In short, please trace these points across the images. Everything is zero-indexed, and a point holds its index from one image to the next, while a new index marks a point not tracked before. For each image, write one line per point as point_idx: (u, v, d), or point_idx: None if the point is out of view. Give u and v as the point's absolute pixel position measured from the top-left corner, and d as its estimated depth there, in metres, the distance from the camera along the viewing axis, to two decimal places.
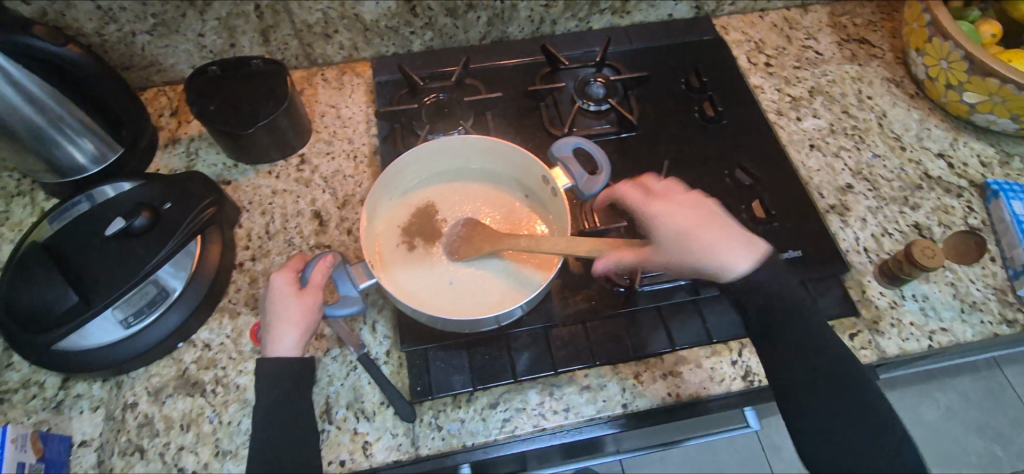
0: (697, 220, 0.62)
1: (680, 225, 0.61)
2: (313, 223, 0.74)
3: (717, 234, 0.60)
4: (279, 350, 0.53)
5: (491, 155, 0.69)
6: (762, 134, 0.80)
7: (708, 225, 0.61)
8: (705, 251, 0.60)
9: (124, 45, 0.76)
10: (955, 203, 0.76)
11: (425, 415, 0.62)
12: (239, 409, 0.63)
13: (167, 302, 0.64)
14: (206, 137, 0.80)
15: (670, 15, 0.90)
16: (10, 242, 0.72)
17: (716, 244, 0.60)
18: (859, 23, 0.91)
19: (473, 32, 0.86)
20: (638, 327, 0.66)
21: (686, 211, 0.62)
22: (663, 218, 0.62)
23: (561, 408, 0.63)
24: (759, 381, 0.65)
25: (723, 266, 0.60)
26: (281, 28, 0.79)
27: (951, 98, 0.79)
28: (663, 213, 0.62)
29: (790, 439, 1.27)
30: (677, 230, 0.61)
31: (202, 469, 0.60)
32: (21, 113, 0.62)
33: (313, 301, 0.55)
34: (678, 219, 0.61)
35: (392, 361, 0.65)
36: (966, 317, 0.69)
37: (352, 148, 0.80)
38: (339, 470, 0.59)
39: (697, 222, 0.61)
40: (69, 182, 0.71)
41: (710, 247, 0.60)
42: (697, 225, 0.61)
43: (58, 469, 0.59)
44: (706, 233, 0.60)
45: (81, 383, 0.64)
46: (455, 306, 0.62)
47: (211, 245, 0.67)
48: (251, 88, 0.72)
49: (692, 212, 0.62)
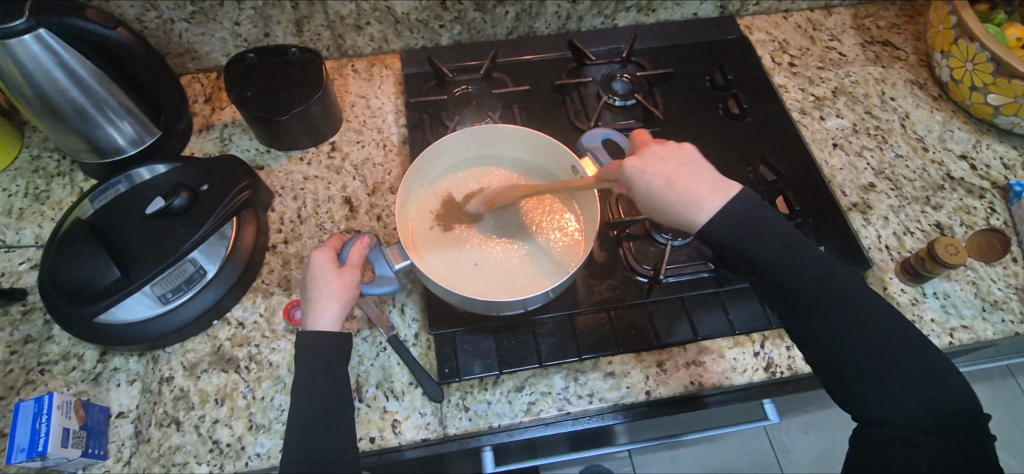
0: (672, 168, 0.56)
1: (653, 174, 0.56)
2: (344, 209, 0.76)
3: (692, 183, 0.55)
4: (318, 325, 0.57)
5: (522, 145, 0.71)
6: (786, 133, 0.81)
7: (692, 173, 0.56)
8: (679, 202, 0.55)
9: (162, 32, 0.78)
10: (978, 204, 0.77)
11: (452, 396, 0.64)
12: (272, 385, 0.65)
13: (203, 281, 0.66)
14: (240, 124, 0.81)
15: (695, 14, 0.91)
16: (50, 220, 0.74)
17: (688, 193, 0.55)
18: (883, 26, 0.92)
19: (501, 26, 0.87)
20: (662, 317, 0.67)
21: (668, 159, 0.57)
22: (646, 168, 0.57)
23: (585, 393, 0.65)
24: (781, 372, 0.67)
25: (703, 218, 0.55)
26: (315, 19, 0.80)
27: (975, 100, 0.80)
28: (645, 162, 0.57)
29: (801, 441, 1.28)
30: (647, 179, 0.56)
31: (237, 441, 0.62)
32: (68, 95, 0.64)
33: (351, 279, 0.59)
34: (647, 168, 0.56)
35: (420, 343, 0.67)
36: (987, 315, 0.70)
37: (382, 137, 0.81)
38: (369, 446, 0.61)
39: (672, 170, 0.56)
40: (108, 163, 0.73)
41: (695, 198, 0.55)
42: (669, 175, 0.56)
43: (98, 437, 0.61)
44: (684, 184, 0.55)
45: (118, 356, 0.66)
46: (485, 288, 0.65)
47: (246, 227, 0.69)
48: (287, 76, 0.74)
49: (679, 158, 0.57)
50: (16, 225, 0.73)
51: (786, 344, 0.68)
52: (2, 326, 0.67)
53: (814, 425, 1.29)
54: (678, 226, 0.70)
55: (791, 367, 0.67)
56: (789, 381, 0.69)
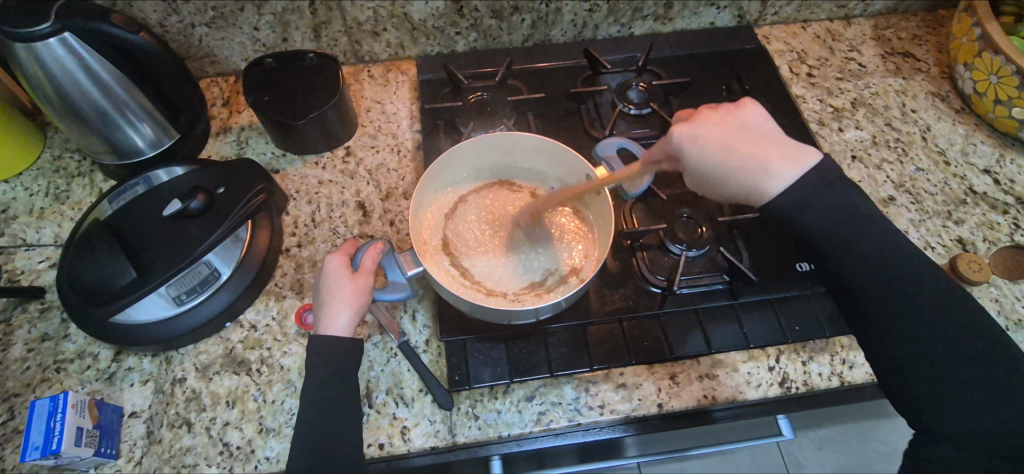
0: (731, 134, 0.58)
1: (711, 139, 0.59)
2: (357, 213, 0.76)
3: (761, 149, 0.57)
4: (331, 330, 0.57)
5: (538, 156, 0.71)
6: (803, 144, 0.80)
7: (755, 140, 0.58)
8: (743, 167, 0.57)
9: (183, 36, 0.79)
10: (1001, 219, 0.75)
11: (462, 404, 0.64)
12: (283, 389, 0.66)
13: (218, 283, 0.66)
14: (256, 127, 0.82)
15: (712, 23, 0.91)
16: (70, 220, 0.75)
17: (755, 159, 0.57)
18: (904, 37, 0.91)
19: (516, 34, 0.87)
20: (676, 328, 0.67)
21: (724, 126, 0.59)
22: (702, 133, 0.59)
23: (596, 404, 0.64)
24: (796, 388, 0.66)
25: (773, 186, 0.57)
26: (333, 25, 0.81)
27: (999, 114, 0.78)
28: (698, 127, 0.59)
29: (814, 457, 1.26)
30: (703, 146, 0.59)
31: (246, 444, 0.63)
32: (90, 96, 0.65)
33: (364, 283, 0.59)
34: (704, 135, 0.59)
35: (430, 350, 0.66)
36: (1011, 334, 0.68)
37: (396, 143, 0.82)
38: (378, 452, 0.61)
39: (731, 138, 0.58)
40: (127, 164, 0.74)
41: (763, 164, 0.57)
42: (732, 142, 0.58)
43: (111, 436, 0.62)
44: (748, 149, 0.57)
45: (132, 356, 0.67)
46: (509, 297, 0.66)
47: (261, 230, 0.69)
48: (305, 81, 0.75)
49: (737, 125, 0.59)
50: (37, 224, 0.74)
51: (802, 359, 0.67)
52: (20, 324, 0.68)
53: (827, 441, 1.26)
54: (692, 237, 0.69)
55: (807, 382, 0.66)
56: (804, 397, 0.68)
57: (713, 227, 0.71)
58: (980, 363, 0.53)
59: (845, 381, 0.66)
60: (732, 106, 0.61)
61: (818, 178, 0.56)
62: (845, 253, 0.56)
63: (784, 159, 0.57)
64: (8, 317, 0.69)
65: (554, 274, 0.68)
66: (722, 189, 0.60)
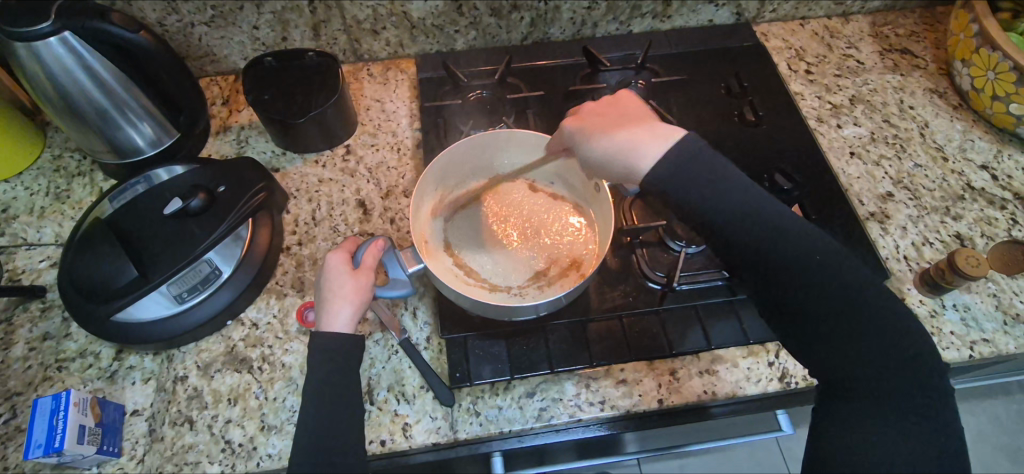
0: (604, 120, 0.59)
1: (593, 127, 0.59)
2: (357, 212, 0.76)
3: (632, 130, 0.56)
4: (332, 327, 0.57)
5: (535, 154, 0.72)
6: (802, 141, 0.80)
7: (631, 124, 0.57)
8: (615, 147, 0.56)
9: (183, 35, 0.79)
10: (999, 215, 0.76)
11: (463, 401, 0.64)
12: (284, 386, 0.66)
13: (218, 281, 0.67)
14: (256, 126, 0.82)
15: (711, 21, 0.91)
16: (71, 219, 0.75)
17: (621, 138, 0.56)
18: (902, 34, 0.91)
19: (515, 32, 0.88)
20: (676, 324, 0.67)
21: (606, 116, 0.60)
22: (584, 122, 0.61)
23: (596, 400, 0.64)
24: (796, 383, 0.66)
25: (643, 165, 0.54)
26: (332, 23, 0.81)
27: (997, 110, 0.79)
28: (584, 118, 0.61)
29: (814, 452, 1.26)
30: (585, 131, 0.60)
31: (248, 442, 0.63)
32: (90, 96, 0.65)
33: (365, 281, 0.59)
34: (585, 123, 0.60)
35: (431, 347, 0.67)
36: (1009, 329, 0.68)
37: (396, 141, 0.82)
38: (380, 449, 0.62)
39: (611, 124, 0.59)
40: (127, 163, 0.74)
41: (631, 142, 0.55)
42: (609, 126, 0.58)
43: (113, 435, 0.62)
44: (623, 131, 0.57)
45: (134, 355, 0.67)
46: (513, 293, 0.66)
47: (261, 229, 0.70)
48: (305, 79, 0.75)
49: (619, 114, 0.60)
50: (38, 224, 0.75)
51: None
52: (22, 323, 0.68)
53: None
54: (692, 234, 0.70)
55: (807, 377, 0.66)
56: (805, 392, 0.68)
57: None
58: (934, 414, 0.50)
59: None
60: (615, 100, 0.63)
61: (678, 156, 0.53)
62: (825, 275, 0.50)
63: (653, 137, 0.55)
64: (10, 316, 0.69)
65: (556, 270, 0.68)
66: (610, 174, 0.58)
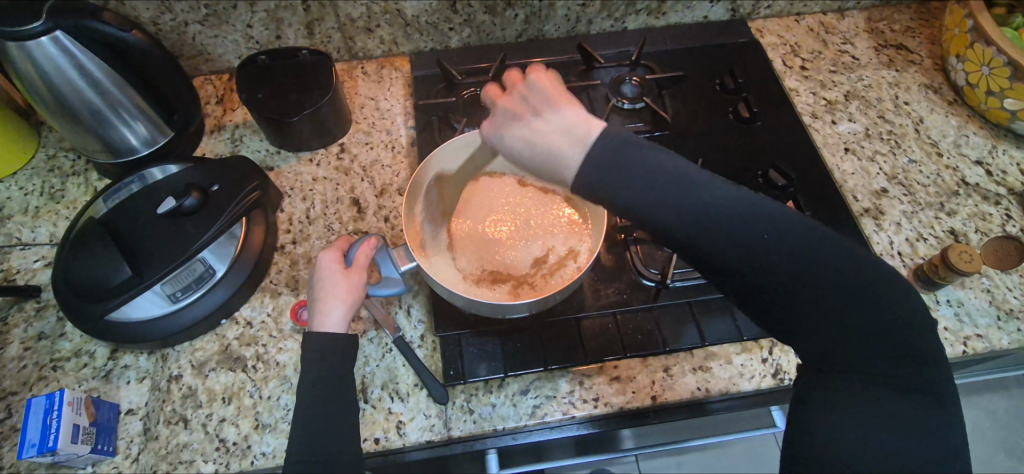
0: (524, 127, 0.51)
1: (513, 140, 0.52)
2: (351, 210, 0.76)
3: (552, 136, 0.49)
4: (324, 326, 0.57)
5: None
6: (797, 137, 0.80)
7: (549, 126, 0.49)
8: (543, 161, 0.49)
9: (176, 34, 0.79)
10: (993, 210, 0.76)
11: (457, 399, 0.64)
12: (279, 385, 0.66)
13: (213, 280, 0.67)
14: (250, 125, 0.82)
15: (706, 17, 0.91)
16: (65, 219, 0.75)
17: (545, 149, 0.49)
18: (897, 29, 0.91)
19: (510, 29, 0.87)
20: (669, 321, 0.67)
21: (521, 117, 0.52)
22: (503, 133, 0.53)
23: (590, 397, 0.64)
24: (790, 379, 0.66)
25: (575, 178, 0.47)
26: (325, 21, 0.81)
27: (992, 105, 0.78)
28: (501, 127, 0.53)
29: None
30: (509, 146, 0.52)
31: (243, 440, 0.63)
32: (83, 95, 0.65)
33: (357, 280, 0.59)
34: (505, 134, 0.53)
35: (426, 345, 0.67)
36: (1002, 324, 0.68)
37: (391, 139, 0.82)
38: (374, 446, 0.62)
39: (529, 130, 0.51)
40: (121, 162, 0.74)
41: (554, 154, 0.48)
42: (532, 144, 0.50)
43: (108, 433, 0.62)
44: (542, 138, 0.49)
45: (129, 354, 0.67)
46: (516, 290, 0.66)
47: (255, 228, 0.70)
48: (298, 78, 0.75)
49: (533, 114, 0.51)
50: (32, 224, 0.75)
51: (795, 351, 0.67)
52: (17, 323, 0.69)
53: None
54: None
55: None
56: None
57: None
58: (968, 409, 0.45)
59: None
60: (525, 86, 0.53)
61: (610, 155, 0.46)
62: (830, 267, 0.44)
63: (575, 142, 0.47)
64: (5, 316, 0.69)
65: (555, 263, 0.67)
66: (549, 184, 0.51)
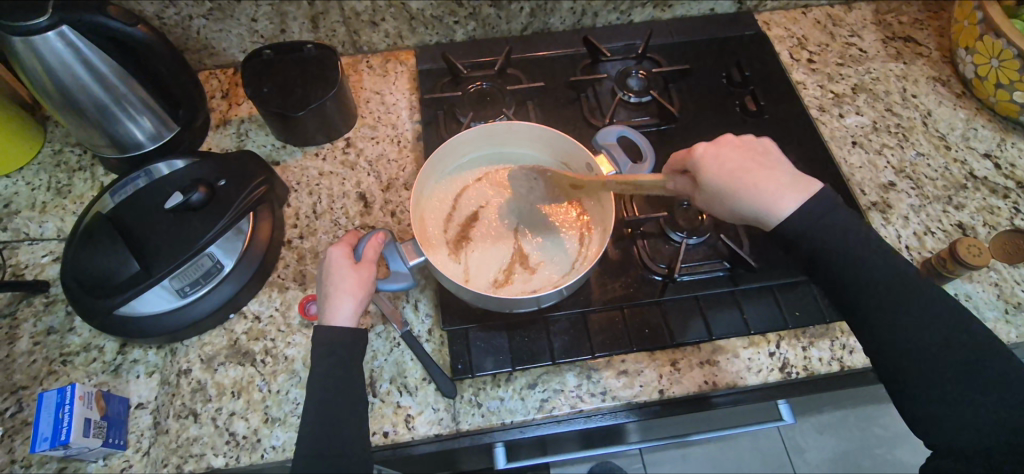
0: (746, 161, 0.58)
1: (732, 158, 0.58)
2: (358, 205, 0.76)
3: (766, 180, 0.57)
4: (335, 320, 0.57)
5: (533, 143, 0.71)
6: (805, 130, 0.80)
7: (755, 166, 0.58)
8: (746, 193, 0.57)
9: (181, 29, 0.79)
10: (1001, 204, 0.75)
11: (465, 393, 0.64)
12: (287, 379, 0.66)
13: (221, 275, 0.67)
14: (256, 119, 0.82)
15: (712, 10, 0.90)
16: (72, 214, 0.75)
17: (755, 184, 0.57)
18: (905, 21, 0.90)
19: (515, 22, 0.87)
20: (677, 315, 0.67)
21: (741, 149, 0.59)
22: (721, 152, 0.59)
23: (598, 391, 0.65)
24: (797, 373, 0.66)
25: (781, 210, 0.56)
26: (330, 15, 0.80)
27: (1000, 98, 0.78)
28: (721, 148, 0.59)
29: (814, 442, 1.27)
30: (722, 164, 0.58)
31: (253, 434, 0.63)
32: (89, 90, 0.65)
33: (366, 274, 0.59)
34: (723, 152, 0.59)
35: (433, 339, 0.67)
36: (1010, 318, 0.68)
37: (396, 133, 0.81)
38: (383, 440, 0.62)
39: (746, 165, 0.58)
40: (128, 157, 0.74)
41: (771, 196, 0.56)
42: (743, 168, 0.58)
43: (118, 427, 0.62)
44: (755, 178, 0.57)
45: (138, 348, 0.68)
46: (524, 282, 0.67)
47: (262, 223, 0.70)
48: (303, 73, 0.74)
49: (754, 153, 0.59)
50: (39, 219, 0.74)
51: (802, 345, 0.67)
52: (26, 318, 0.69)
53: (827, 426, 1.28)
54: (693, 225, 0.70)
55: (808, 367, 0.66)
56: (804, 382, 0.68)
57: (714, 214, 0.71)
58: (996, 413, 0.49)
59: (846, 365, 0.66)
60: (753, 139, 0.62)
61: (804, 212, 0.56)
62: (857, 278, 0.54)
63: (786, 189, 0.57)
64: (13, 311, 0.69)
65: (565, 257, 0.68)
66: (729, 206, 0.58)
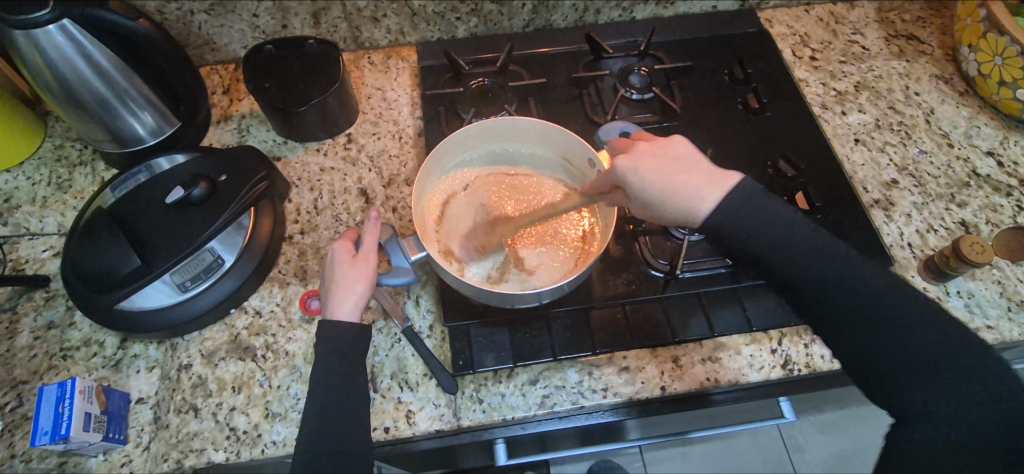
0: (660, 162, 0.57)
1: (647, 168, 0.57)
2: (359, 200, 0.76)
3: (686, 180, 0.56)
4: (338, 316, 0.58)
5: (541, 142, 0.71)
6: (807, 128, 0.80)
7: (683, 167, 0.57)
8: (677, 197, 0.56)
9: (182, 24, 0.79)
10: (1004, 202, 0.75)
11: (466, 389, 0.64)
12: (288, 374, 0.66)
13: (221, 270, 0.67)
14: (257, 115, 0.82)
15: (714, 7, 0.90)
16: (73, 209, 0.75)
17: (683, 187, 0.56)
18: (908, 19, 0.90)
19: (517, 19, 0.87)
20: (678, 312, 0.67)
21: (660, 153, 0.58)
22: (638, 162, 0.57)
23: (599, 387, 0.64)
24: (799, 370, 0.66)
25: (703, 213, 0.55)
26: (332, 11, 0.80)
27: (1003, 96, 0.78)
28: (636, 157, 0.58)
29: (815, 441, 1.27)
30: (641, 174, 0.57)
31: (253, 429, 0.63)
32: (90, 85, 0.65)
33: (368, 269, 0.59)
34: (639, 163, 0.57)
35: (434, 335, 0.67)
36: (1013, 316, 0.68)
37: (398, 129, 0.81)
38: (383, 436, 0.62)
39: (666, 167, 0.57)
40: (129, 152, 0.74)
41: (695, 193, 0.55)
42: (661, 171, 0.57)
43: (118, 422, 0.62)
44: (679, 178, 0.56)
45: (138, 343, 0.67)
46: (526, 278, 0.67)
47: (263, 218, 0.70)
48: (305, 68, 0.74)
49: (669, 154, 0.58)
50: (41, 213, 0.74)
51: (804, 342, 0.67)
52: (26, 312, 0.69)
53: (828, 425, 1.28)
54: None
55: (810, 364, 0.66)
56: (806, 379, 0.68)
57: None
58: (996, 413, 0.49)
59: None
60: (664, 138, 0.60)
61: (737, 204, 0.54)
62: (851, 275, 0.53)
63: (706, 184, 0.56)
64: (13, 306, 0.69)
65: (567, 254, 0.68)
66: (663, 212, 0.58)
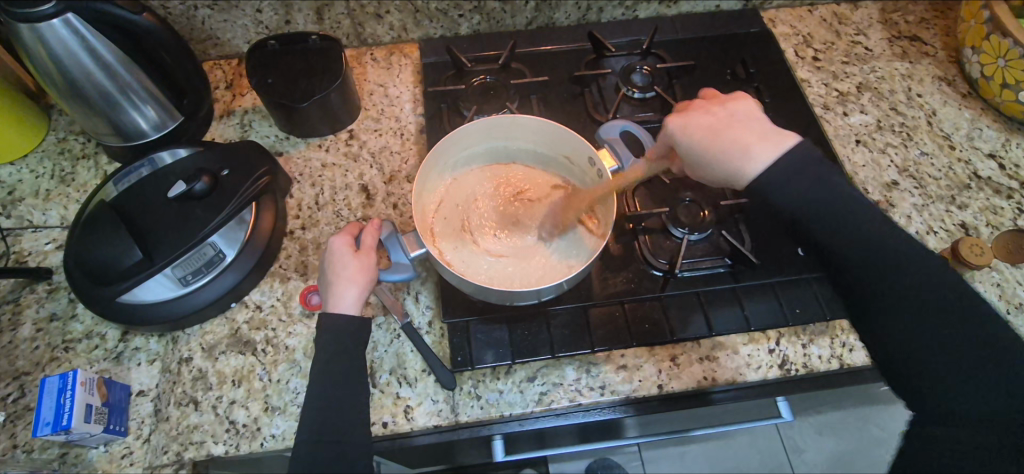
0: (717, 122, 0.61)
1: (700, 124, 0.60)
2: (360, 196, 0.76)
3: (748, 136, 0.59)
4: (339, 307, 0.58)
5: (539, 137, 0.71)
6: (809, 128, 0.80)
7: (741, 127, 0.60)
8: (727, 151, 0.59)
9: (186, 18, 0.79)
10: (1005, 204, 0.75)
11: (465, 385, 0.64)
12: (288, 368, 0.66)
13: (223, 264, 0.67)
14: (260, 110, 0.82)
15: (717, 6, 0.90)
16: (76, 202, 0.76)
17: (740, 143, 0.58)
18: (911, 21, 0.90)
19: (520, 17, 0.87)
20: (677, 310, 0.67)
21: (715, 113, 0.61)
22: (690, 121, 0.61)
23: (597, 385, 0.65)
24: (796, 370, 0.66)
25: (756, 168, 0.57)
26: (335, 7, 0.80)
27: (1006, 98, 0.78)
28: (689, 117, 0.62)
29: (814, 442, 1.27)
30: (692, 132, 0.60)
31: (253, 422, 0.64)
32: (94, 79, 0.65)
33: (368, 262, 0.60)
34: (692, 121, 0.61)
35: (434, 331, 0.67)
36: (1011, 318, 0.68)
37: (399, 126, 0.82)
38: (382, 430, 0.62)
39: (720, 124, 0.60)
40: (132, 146, 0.74)
41: (744, 150, 0.58)
42: (714, 127, 0.60)
43: (120, 413, 0.63)
44: (731, 133, 0.59)
45: (140, 336, 0.68)
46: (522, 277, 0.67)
47: (265, 212, 0.70)
48: (308, 64, 0.74)
49: (727, 113, 0.61)
50: (43, 206, 0.75)
51: (802, 342, 0.67)
52: (29, 304, 0.69)
53: (827, 426, 1.28)
54: (695, 221, 0.70)
55: (807, 365, 0.66)
56: (804, 379, 0.68)
57: (716, 211, 0.71)
58: None
59: (846, 363, 0.66)
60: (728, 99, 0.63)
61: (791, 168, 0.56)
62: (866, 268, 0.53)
63: (768, 142, 0.58)
64: (16, 298, 0.69)
65: (569, 249, 0.69)
66: (715, 171, 0.60)
